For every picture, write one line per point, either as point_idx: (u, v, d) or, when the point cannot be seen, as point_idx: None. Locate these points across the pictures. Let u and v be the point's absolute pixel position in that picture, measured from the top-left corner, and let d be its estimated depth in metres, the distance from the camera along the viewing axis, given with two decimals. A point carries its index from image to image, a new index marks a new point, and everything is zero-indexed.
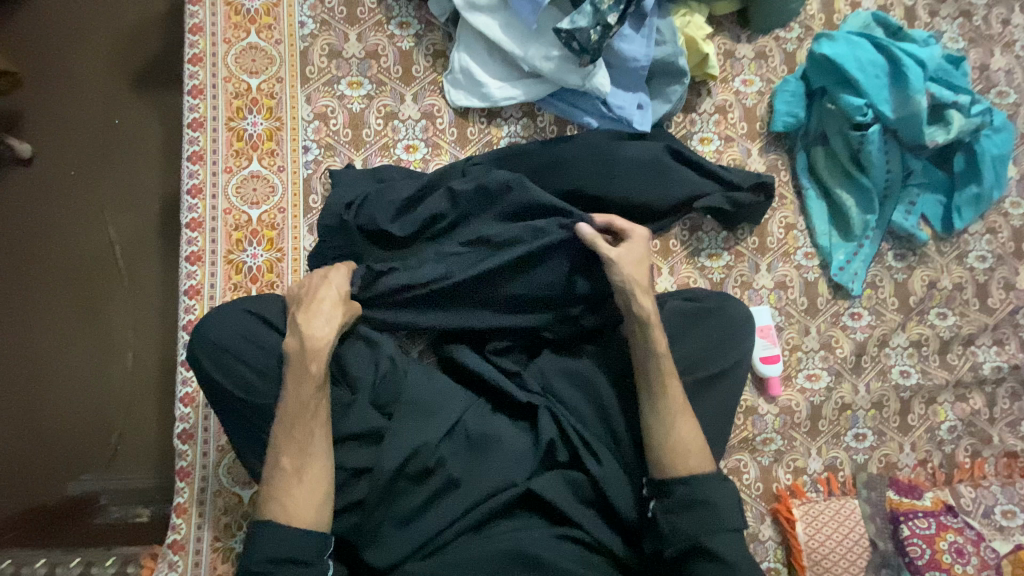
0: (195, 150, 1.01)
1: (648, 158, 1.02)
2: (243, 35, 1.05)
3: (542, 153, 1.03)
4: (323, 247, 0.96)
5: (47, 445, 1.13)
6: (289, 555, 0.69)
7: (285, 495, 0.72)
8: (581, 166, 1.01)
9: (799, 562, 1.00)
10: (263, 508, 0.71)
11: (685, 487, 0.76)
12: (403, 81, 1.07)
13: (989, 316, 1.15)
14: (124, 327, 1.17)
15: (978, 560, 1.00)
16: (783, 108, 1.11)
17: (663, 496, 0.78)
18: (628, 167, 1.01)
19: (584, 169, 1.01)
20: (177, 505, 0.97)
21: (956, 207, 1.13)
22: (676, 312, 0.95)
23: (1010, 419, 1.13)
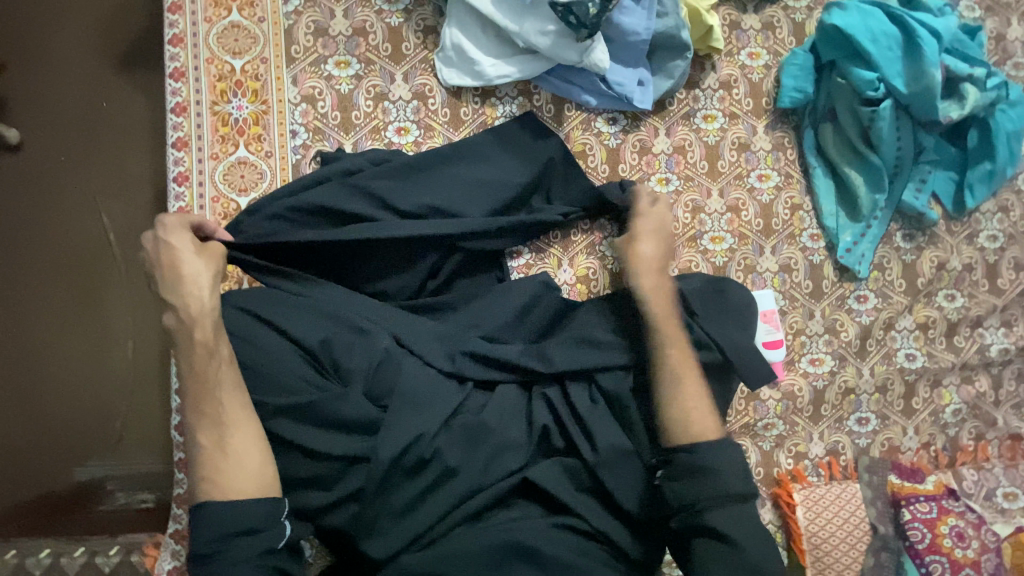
0: (179, 135, 0.97)
1: (524, 172, 0.99)
2: (224, 13, 1.00)
3: (454, 163, 0.97)
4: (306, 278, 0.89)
5: (54, 435, 1.13)
6: (234, 529, 0.67)
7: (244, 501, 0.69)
8: (515, 172, 0.99)
9: (799, 545, 1.00)
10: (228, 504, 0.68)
11: (689, 455, 0.77)
12: (393, 60, 1.02)
13: (998, 298, 1.12)
14: (122, 320, 1.16)
15: (979, 544, 0.99)
16: (790, 83, 1.07)
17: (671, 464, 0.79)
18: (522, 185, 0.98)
19: (447, 182, 0.96)
20: (178, 497, 0.97)
21: (967, 184, 1.10)
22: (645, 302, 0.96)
23: (1015, 401, 1.12)
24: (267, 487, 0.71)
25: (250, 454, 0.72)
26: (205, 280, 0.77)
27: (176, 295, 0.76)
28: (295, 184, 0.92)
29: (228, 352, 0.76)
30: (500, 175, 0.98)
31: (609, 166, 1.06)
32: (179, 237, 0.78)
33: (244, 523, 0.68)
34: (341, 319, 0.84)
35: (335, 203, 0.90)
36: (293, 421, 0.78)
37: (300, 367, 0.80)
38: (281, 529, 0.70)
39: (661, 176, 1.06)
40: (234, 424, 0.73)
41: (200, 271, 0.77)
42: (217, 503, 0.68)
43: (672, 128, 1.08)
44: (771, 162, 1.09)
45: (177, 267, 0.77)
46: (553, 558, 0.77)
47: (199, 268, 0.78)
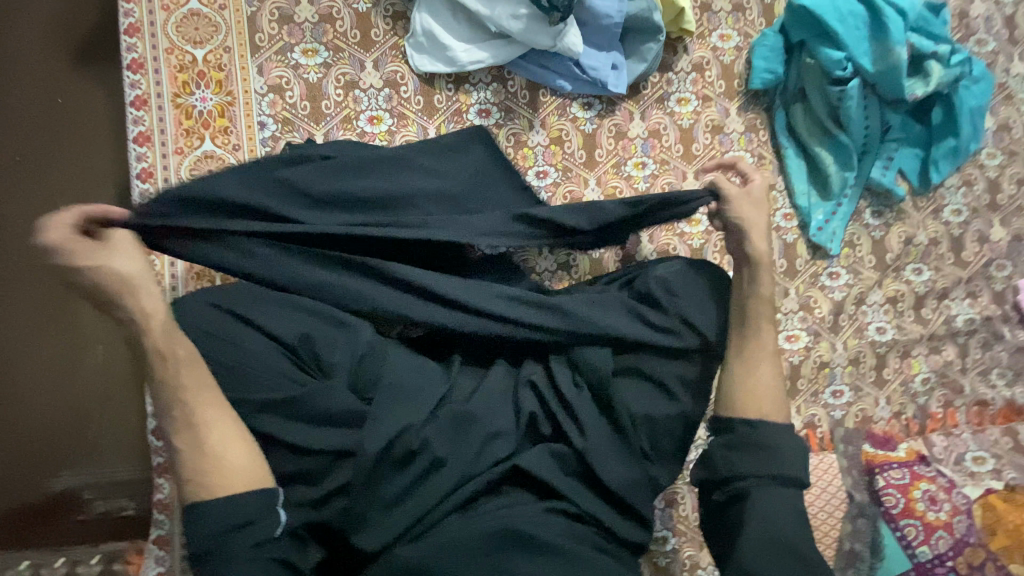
0: (140, 130, 0.93)
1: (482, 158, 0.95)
2: (183, 2, 0.96)
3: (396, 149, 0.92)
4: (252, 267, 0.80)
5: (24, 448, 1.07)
6: (230, 524, 0.65)
7: (233, 499, 0.66)
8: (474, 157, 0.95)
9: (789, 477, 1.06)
10: (217, 501, 0.66)
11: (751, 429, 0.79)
12: (362, 47, 1.00)
13: (963, 270, 1.16)
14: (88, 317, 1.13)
15: (951, 506, 1.00)
16: (761, 65, 1.08)
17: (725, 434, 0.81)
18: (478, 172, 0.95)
19: (405, 174, 0.90)
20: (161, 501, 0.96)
21: (933, 161, 1.12)
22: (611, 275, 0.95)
23: (981, 368, 1.16)
24: (257, 479, 0.69)
25: (231, 454, 0.69)
26: (137, 281, 0.71)
27: (124, 302, 0.71)
28: (224, 170, 0.81)
29: (184, 351, 0.72)
30: (456, 165, 0.94)
31: (586, 152, 1.06)
32: (81, 246, 0.69)
33: (237, 518, 0.66)
34: (320, 311, 0.81)
35: (276, 202, 0.82)
36: (277, 417, 0.75)
37: (284, 364, 0.77)
38: (276, 520, 0.68)
39: (637, 160, 1.07)
40: (213, 422, 0.70)
41: (141, 276, 0.72)
42: (207, 505, 0.66)
43: (647, 112, 1.08)
44: (744, 144, 1.10)
45: (99, 276, 0.69)
46: (546, 540, 0.78)
47: (136, 268, 0.72)
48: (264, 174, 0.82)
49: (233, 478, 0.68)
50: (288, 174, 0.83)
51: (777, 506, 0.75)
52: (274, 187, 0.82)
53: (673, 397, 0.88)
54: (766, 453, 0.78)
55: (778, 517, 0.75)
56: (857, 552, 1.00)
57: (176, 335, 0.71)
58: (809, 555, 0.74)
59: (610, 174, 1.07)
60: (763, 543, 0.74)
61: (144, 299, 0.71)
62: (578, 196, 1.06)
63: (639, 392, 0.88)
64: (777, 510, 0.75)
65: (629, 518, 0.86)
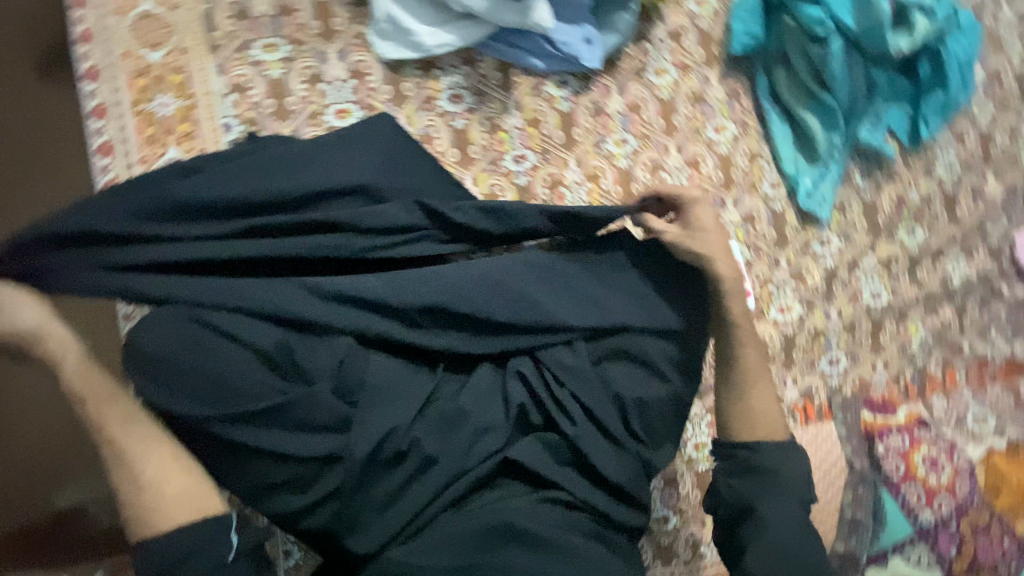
0: (103, 141, 0.90)
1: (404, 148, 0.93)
2: (135, 4, 0.92)
3: (306, 142, 0.88)
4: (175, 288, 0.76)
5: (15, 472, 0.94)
6: (178, 555, 0.68)
7: (177, 530, 0.69)
8: (407, 156, 0.92)
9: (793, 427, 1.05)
10: (157, 534, 0.68)
11: (751, 453, 0.79)
12: (323, 38, 0.96)
13: (957, 228, 1.14)
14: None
15: (953, 469, 0.99)
16: (740, 28, 1.05)
17: (727, 459, 0.81)
18: (408, 165, 0.92)
19: (319, 165, 0.85)
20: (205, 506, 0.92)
21: (922, 117, 1.09)
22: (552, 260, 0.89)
23: (981, 326, 1.13)
24: (200, 507, 0.71)
25: (172, 482, 0.71)
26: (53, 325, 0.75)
27: (38, 349, 0.74)
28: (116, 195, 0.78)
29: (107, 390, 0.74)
30: (381, 155, 0.90)
31: (564, 132, 1.03)
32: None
33: (188, 544, 0.68)
34: (294, 316, 0.77)
35: (173, 223, 0.78)
36: (259, 429, 0.74)
37: (262, 374, 0.74)
38: (226, 543, 0.70)
39: (617, 137, 1.04)
40: (150, 455, 0.72)
41: (46, 321, 0.75)
42: (152, 543, 0.68)
43: (625, 86, 1.04)
44: (727, 112, 1.07)
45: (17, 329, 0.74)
46: (540, 533, 0.78)
47: (40, 315, 0.75)
48: (152, 190, 0.78)
49: (178, 508, 0.70)
50: (175, 190, 0.78)
51: (784, 519, 0.75)
52: (173, 205, 0.77)
53: (664, 378, 0.87)
54: (765, 477, 0.78)
55: (784, 528, 0.75)
56: (860, 520, 0.99)
57: (92, 375, 0.74)
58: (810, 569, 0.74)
59: (590, 154, 1.03)
60: (772, 559, 0.73)
61: (52, 345, 0.75)
62: (559, 179, 1.02)
63: (629, 374, 0.88)
64: (784, 523, 0.75)
65: (624, 502, 0.86)
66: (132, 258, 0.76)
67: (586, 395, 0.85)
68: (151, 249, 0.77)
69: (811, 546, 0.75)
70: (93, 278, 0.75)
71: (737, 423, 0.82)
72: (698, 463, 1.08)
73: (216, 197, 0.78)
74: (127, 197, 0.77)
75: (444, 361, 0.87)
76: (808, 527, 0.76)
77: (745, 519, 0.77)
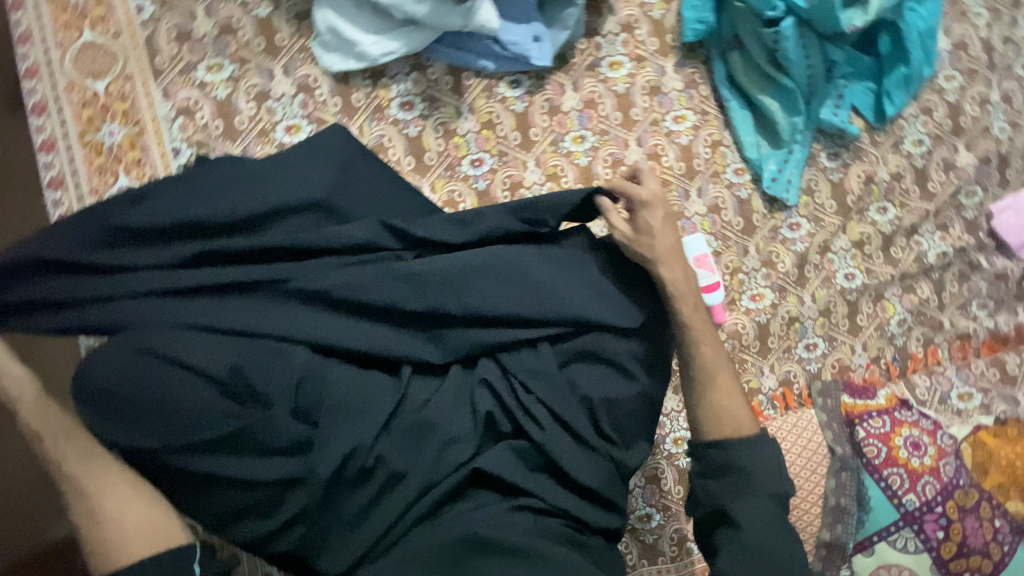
0: (53, 175, 0.89)
1: (361, 158, 0.90)
2: (76, 34, 0.91)
3: (256, 159, 0.84)
4: (121, 318, 0.74)
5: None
6: None
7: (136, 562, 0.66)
8: (364, 168, 0.90)
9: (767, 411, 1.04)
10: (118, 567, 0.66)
11: (719, 452, 0.76)
12: (268, 54, 0.95)
13: (930, 203, 1.11)
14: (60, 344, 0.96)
15: (935, 450, 0.95)
16: (691, 15, 1.03)
17: (699, 459, 0.78)
18: (363, 177, 0.89)
19: (265, 182, 0.81)
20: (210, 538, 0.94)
21: (885, 92, 1.08)
22: (516, 259, 0.85)
23: (960, 301, 1.11)
24: (162, 538, 0.69)
25: (128, 512, 0.69)
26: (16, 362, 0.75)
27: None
28: (58, 227, 0.76)
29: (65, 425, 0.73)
30: (329, 166, 0.85)
31: (520, 133, 1.01)
32: None
33: None
34: (251, 338, 0.76)
35: (118, 252, 0.76)
36: (217, 455, 0.73)
37: (215, 400, 0.73)
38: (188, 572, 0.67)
39: (575, 134, 1.03)
40: (106, 488, 0.70)
41: (4, 360, 0.74)
42: None
43: (579, 82, 1.03)
44: (685, 102, 1.06)
45: None
46: (509, 544, 0.75)
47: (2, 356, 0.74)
48: (94, 221, 0.76)
49: (138, 540, 0.68)
50: (119, 218, 0.76)
51: (756, 523, 0.70)
52: (117, 233, 0.76)
53: (631, 376, 0.85)
54: (738, 472, 0.74)
55: (757, 531, 0.70)
56: (845, 507, 0.95)
57: (46, 411, 0.73)
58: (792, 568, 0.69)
59: (548, 153, 1.02)
60: (748, 559, 0.69)
61: (8, 384, 0.73)
62: (518, 180, 1.00)
63: (595, 374, 0.85)
64: (757, 526, 0.70)
65: (598, 505, 0.84)
66: (80, 290, 0.74)
67: (555, 399, 0.82)
68: (100, 279, 0.75)
69: (792, 551, 0.70)
70: (45, 313, 0.74)
71: (705, 419, 0.80)
72: (678, 458, 1.07)
73: (157, 223, 0.76)
74: (72, 229, 0.75)
75: (410, 363, 0.83)
76: (788, 532, 0.71)
77: (719, 522, 0.74)
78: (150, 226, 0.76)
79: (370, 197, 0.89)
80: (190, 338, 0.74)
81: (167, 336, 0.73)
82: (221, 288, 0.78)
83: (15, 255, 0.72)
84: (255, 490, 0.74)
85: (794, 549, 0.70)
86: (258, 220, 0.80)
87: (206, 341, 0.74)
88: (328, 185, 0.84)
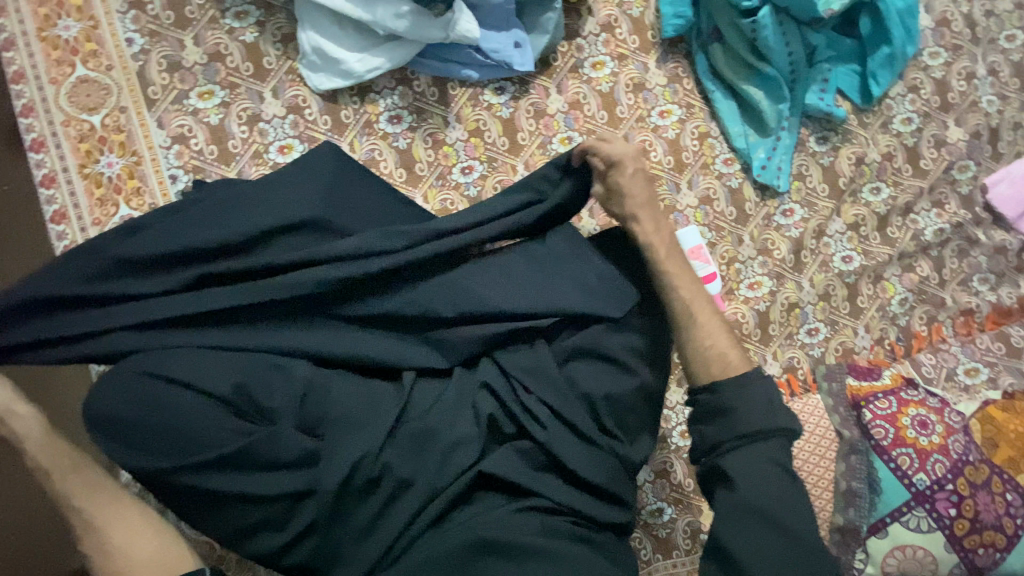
0: (55, 209, 0.92)
1: (350, 170, 0.90)
2: (69, 70, 0.94)
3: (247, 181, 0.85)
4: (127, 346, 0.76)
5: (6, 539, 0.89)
6: None
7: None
8: (352, 180, 0.89)
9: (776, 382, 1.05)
10: None
11: (712, 395, 0.75)
12: (257, 78, 0.98)
13: (924, 180, 1.11)
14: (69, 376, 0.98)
15: (943, 427, 0.95)
16: (669, 11, 1.05)
17: (694, 402, 0.77)
18: (350, 188, 0.89)
19: (255, 201, 0.82)
20: (224, 558, 0.92)
21: (870, 74, 1.08)
22: (502, 262, 0.88)
23: (961, 277, 1.11)
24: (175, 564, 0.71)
25: (140, 542, 0.72)
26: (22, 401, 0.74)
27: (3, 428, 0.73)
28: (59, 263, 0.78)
29: (74, 460, 0.74)
30: (318, 180, 0.86)
31: (508, 138, 1.03)
32: None
33: None
34: (252, 358, 0.78)
35: (118, 283, 0.78)
36: (226, 473, 0.74)
37: (221, 418, 0.74)
38: None
39: (562, 136, 1.04)
40: (121, 520, 0.72)
41: (10, 399, 0.73)
42: None
43: (563, 84, 1.05)
44: (670, 96, 1.07)
45: None
46: (518, 544, 0.75)
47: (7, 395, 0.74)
48: (93, 254, 0.78)
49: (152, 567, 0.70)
50: (116, 249, 0.78)
51: (752, 477, 0.69)
52: (116, 264, 0.77)
53: (630, 371, 0.86)
54: (733, 418, 0.72)
55: (754, 485, 0.68)
56: (856, 491, 0.94)
57: (55, 447, 0.73)
58: (789, 522, 0.67)
59: (537, 156, 1.03)
60: (743, 512, 0.68)
61: (15, 424, 0.73)
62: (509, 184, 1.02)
63: (594, 371, 0.86)
64: (752, 481, 0.68)
65: (605, 500, 0.84)
66: (84, 322, 0.76)
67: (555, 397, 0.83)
68: (101, 311, 0.77)
69: (791, 507, 0.68)
70: (48, 348, 0.76)
71: None
72: (685, 450, 1.07)
73: (154, 251, 0.78)
74: (70, 264, 0.77)
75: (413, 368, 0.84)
76: (787, 488, 0.69)
77: (716, 478, 0.72)
78: (148, 255, 0.77)
79: (364, 208, 0.89)
80: (195, 359, 0.76)
81: (172, 360, 0.75)
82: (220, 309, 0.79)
83: (20, 294, 0.75)
84: (264, 505, 0.75)
85: (794, 504, 0.68)
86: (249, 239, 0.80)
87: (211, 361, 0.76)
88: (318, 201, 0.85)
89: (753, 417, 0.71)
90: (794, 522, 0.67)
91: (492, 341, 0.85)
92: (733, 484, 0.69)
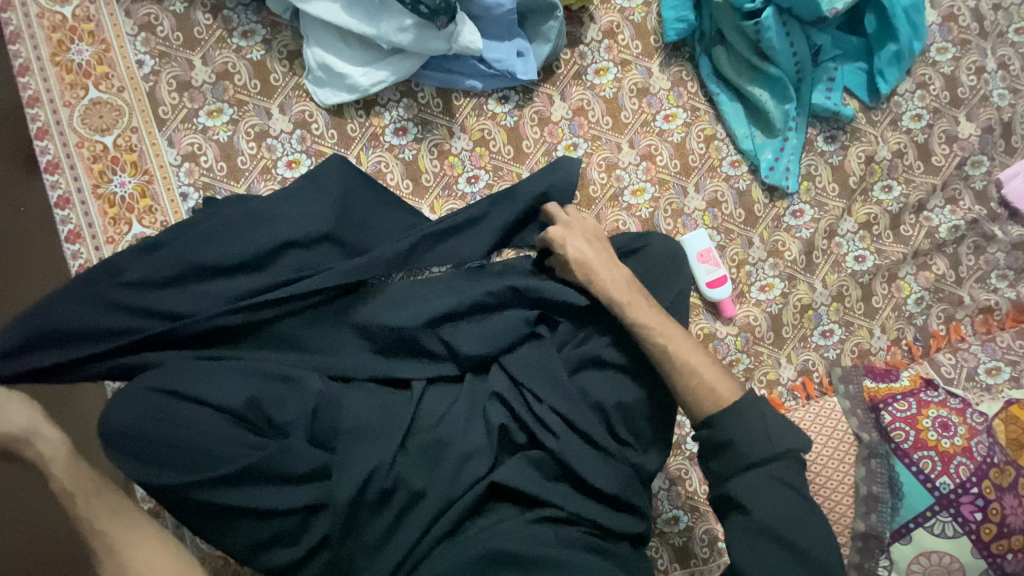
0: (69, 229, 0.93)
1: (356, 185, 0.91)
2: (82, 93, 0.96)
3: (257, 200, 0.86)
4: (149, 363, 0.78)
5: (23, 539, 0.83)
6: None
7: None
8: (361, 197, 0.90)
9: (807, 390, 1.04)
10: None
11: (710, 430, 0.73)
12: (265, 95, 0.99)
13: (936, 177, 1.09)
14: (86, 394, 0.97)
15: (966, 429, 0.92)
16: (671, 15, 1.06)
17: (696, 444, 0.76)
18: (354, 202, 0.89)
19: (263, 219, 0.83)
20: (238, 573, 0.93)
21: (878, 71, 1.08)
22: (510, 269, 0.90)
23: (979, 274, 1.08)
24: None
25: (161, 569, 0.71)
26: (47, 425, 0.76)
27: (28, 452, 0.75)
28: (70, 286, 0.79)
29: (95, 482, 0.75)
30: (325, 197, 0.86)
31: (513, 146, 1.03)
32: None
33: None
34: (265, 372, 0.78)
35: (127, 303, 0.78)
36: (239, 488, 0.74)
37: (235, 433, 0.75)
38: None
39: (567, 143, 1.04)
40: (139, 543, 0.73)
41: (37, 422, 0.76)
42: None
43: (567, 92, 1.05)
44: (674, 100, 1.07)
45: (11, 432, 0.75)
46: (531, 554, 0.74)
47: (31, 418, 0.76)
48: (106, 277, 0.79)
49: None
50: (129, 270, 0.79)
51: (761, 501, 0.68)
52: (125, 286, 0.78)
53: (640, 377, 0.85)
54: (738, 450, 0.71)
55: (767, 508, 0.68)
56: (877, 495, 0.92)
57: (77, 469, 0.75)
58: (805, 544, 0.66)
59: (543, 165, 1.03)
60: (761, 536, 0.67)
61: (39, 448, 0.75)
62: None
63: (606, 380, 0.86)
64: (764, 504, 0.68)
65: (619, 509, 0.83)
66: (99, 343, 0.78)
67: (567, 407, 0.82)
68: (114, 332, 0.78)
69: (806, 528, 0.67)
70: (72, 370, 0.78)
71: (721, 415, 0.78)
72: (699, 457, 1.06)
73: (165, 271, 0.78)
74: (90, 288, 0.78)
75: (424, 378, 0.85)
76: (797, 509, 0.68)
77: (729, 506, 0.71)
78: (160, 274, 0.78)
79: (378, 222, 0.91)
80: (208, 376, 0.76)
81: (184, 378, 0.76)
82: (233, 326, 0.80)
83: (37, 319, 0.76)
84: (278, 520, 0.75)
85: (809, 524, 0.68)
86: (258, 255, 0.81)
87: (225, 376, 0.77)
88: (325, 216, 0.85)
89: (759, 444, 0.70)
90: (806, 543, 0.66)
91: (500, 346, 0.86)
92: (746, 509, 0.68)
